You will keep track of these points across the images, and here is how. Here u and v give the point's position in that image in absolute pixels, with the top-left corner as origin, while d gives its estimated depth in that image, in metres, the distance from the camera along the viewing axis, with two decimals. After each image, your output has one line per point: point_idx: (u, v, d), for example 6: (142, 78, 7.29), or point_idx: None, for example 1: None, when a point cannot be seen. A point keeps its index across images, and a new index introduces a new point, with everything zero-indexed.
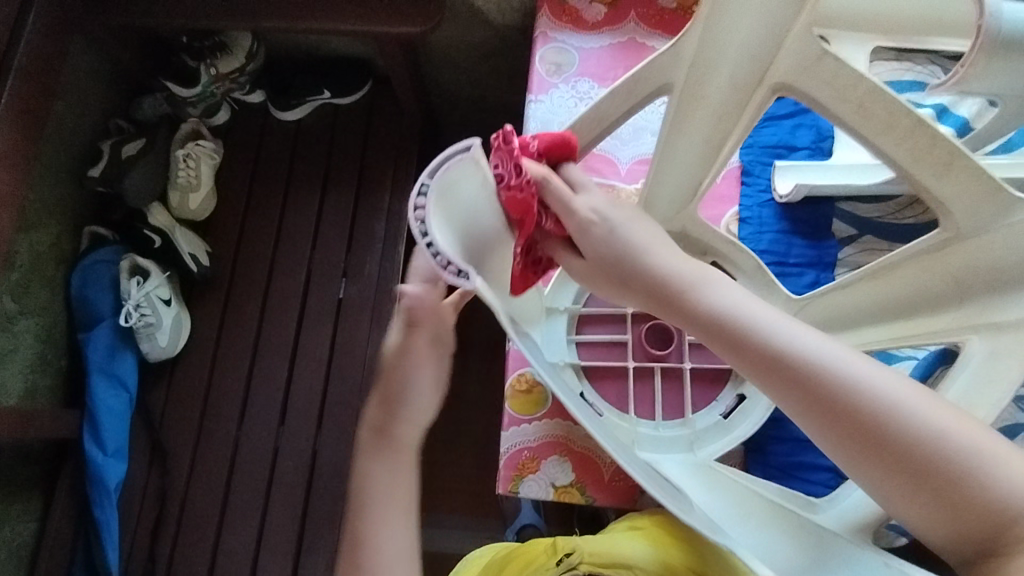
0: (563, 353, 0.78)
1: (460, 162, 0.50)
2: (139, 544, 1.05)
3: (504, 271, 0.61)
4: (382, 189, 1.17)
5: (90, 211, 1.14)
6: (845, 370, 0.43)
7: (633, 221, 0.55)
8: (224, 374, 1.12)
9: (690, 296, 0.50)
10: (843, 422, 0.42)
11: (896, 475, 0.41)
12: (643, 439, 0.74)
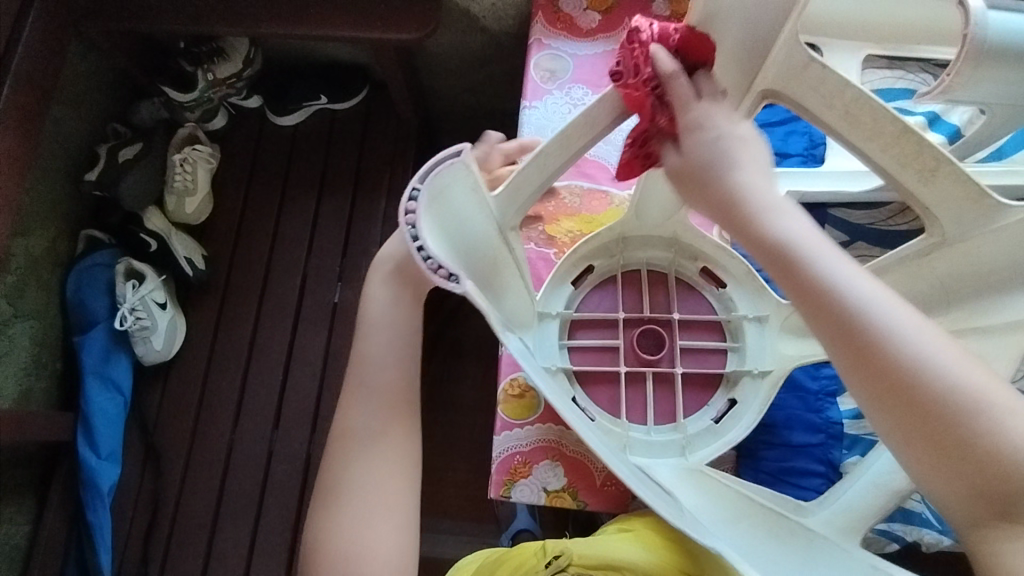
0: (555, 359, 0.75)
1: (448, 171, 0.55)
2: (132, 547, 1.05)
3: (500, 278, 0.63)
4: (378, 193, 1.18)
5: (86, 214, 1.14)
6: (891, 306, 0.41)
7: (725, 135, 0.49)
8: (219, 378, 1.12)
9: (764, 220, 0.45)
10: (867, 355, 0.41)
11: (908, 417, 0.39)
12: (636, 442, 0.73)
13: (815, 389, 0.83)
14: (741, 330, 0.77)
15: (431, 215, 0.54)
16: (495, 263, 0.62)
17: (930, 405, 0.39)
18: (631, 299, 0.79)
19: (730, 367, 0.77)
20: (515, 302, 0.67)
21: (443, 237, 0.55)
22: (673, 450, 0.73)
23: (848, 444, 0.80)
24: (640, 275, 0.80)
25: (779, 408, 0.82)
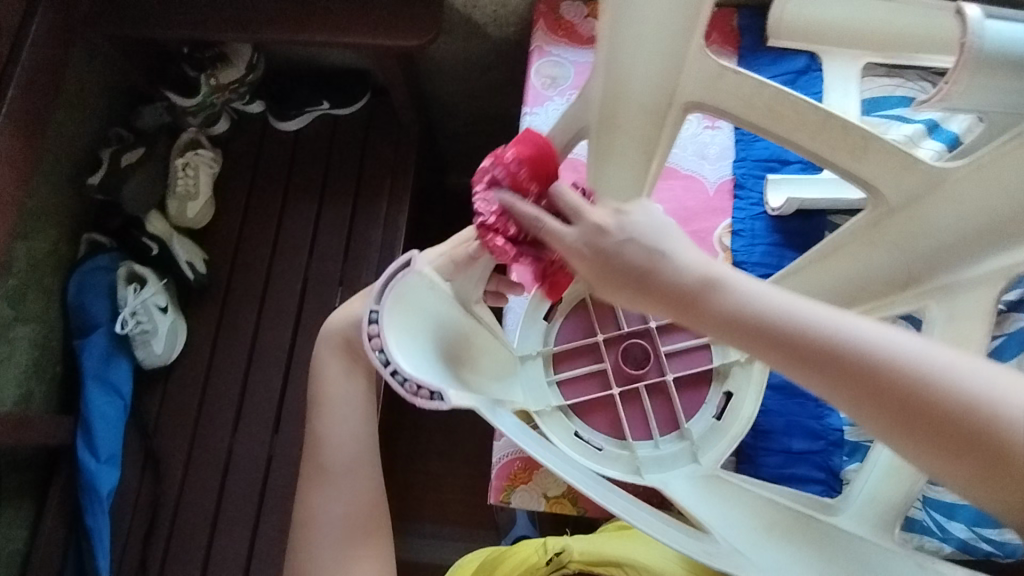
0: (548, 398, 0.79)
1: (405, 283, 0.58)
2: (130, 552, 1.05)
3: (475, 362, 0.66)
4: (380, 199, 1.18)
5: (88, 218, 1.14)
6: (875, 339, 0.38)
7: (630, 218, 0.48)
8: (219, 382, 1.12)
9: (710, 300, 0.43)
10: (868, 399, 0.38)
11: (946, 448, 0.36)
12: (646, 460, 0.75)
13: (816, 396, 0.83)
14: None
15: (398, 337, 0.55)
16: (466, 349, 0.64)
17: (958, 427, 0.35)
18: (604, 317, 0.84)
19: (716, 360, 0.81)
20: (495, 374, 0.70)
21: (417, 352, 0.56)
22: (683, 459, 0.75)
23: (848, 451, 0.80)
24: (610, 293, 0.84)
25: (778, 414, 0.82)
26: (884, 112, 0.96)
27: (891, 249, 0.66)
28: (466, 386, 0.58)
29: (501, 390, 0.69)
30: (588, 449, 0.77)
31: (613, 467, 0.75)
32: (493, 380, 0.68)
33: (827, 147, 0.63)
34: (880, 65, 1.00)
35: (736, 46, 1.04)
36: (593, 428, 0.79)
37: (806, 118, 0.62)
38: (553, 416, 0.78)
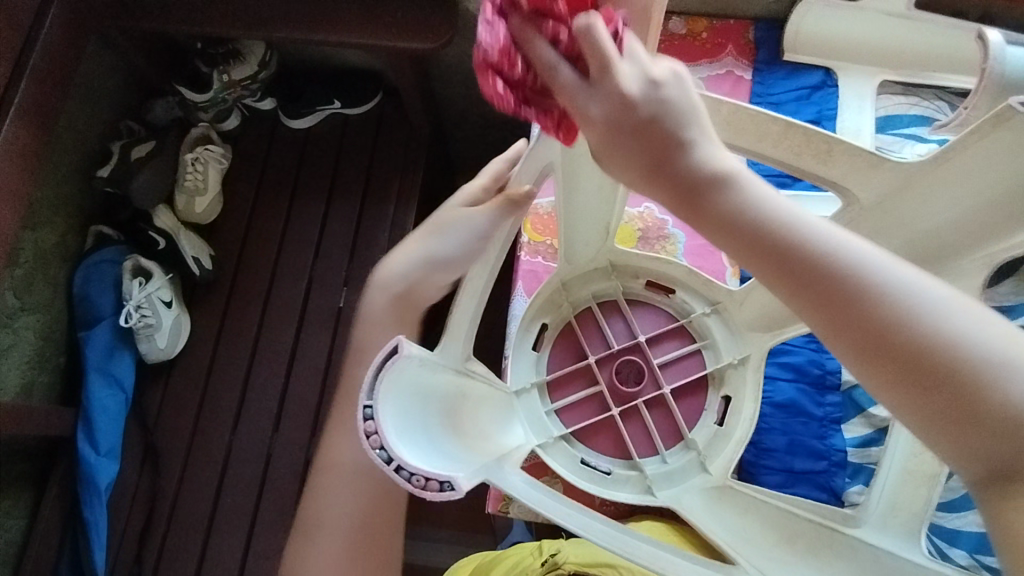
0: (549, 430, 0.77)
1: (400, 371, 0.47)
2: (126, 548, 1.04)
3: (470, 420, 0.58)
4: (388, 200, 1.18)
5: (97, 210, 1.14)
6: (866, 259, 0.40)
7: (665, 93, 0.44)
8: (221, 378, 1.12)
9: (723, 195, 0.42)
10: (843, 313, 0.39)
11: (898, 368, 0.39)
12: (657, 477, 0.76)
13: (820, 416, 0.82)
14: (707, 328, 0.82)
15: (398, 430, 0.46)
16: (457, 406, 0.56)
17: (920, 352, 0.38)
18: (591, 336, 0.83)
19: (709, 365, 0.81)
20: (484, 421, 0.62)
21: (417, 438, 0.47)
22: (694, 470, 0.75)
23: (851, 472, 0.79)
24: (593, 313, 0.83)
25: (780, 433, 0.82)
26: (894, 130, 0.95)
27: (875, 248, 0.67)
28: (471, 460, 0.51)
29: (500, 441, 0.62)
30: (595, 476, 0.76)
31: (624, 491, 0.75)
32: (484, 429, 0.61)
33: (838, 168, 0.63)
34: (897, 82, 0.99)
35: (751, 59, 1.02)
36: (597, 451, 0.79)
37: (816, 144, 0.61)
38: (557, 448, 0.78)
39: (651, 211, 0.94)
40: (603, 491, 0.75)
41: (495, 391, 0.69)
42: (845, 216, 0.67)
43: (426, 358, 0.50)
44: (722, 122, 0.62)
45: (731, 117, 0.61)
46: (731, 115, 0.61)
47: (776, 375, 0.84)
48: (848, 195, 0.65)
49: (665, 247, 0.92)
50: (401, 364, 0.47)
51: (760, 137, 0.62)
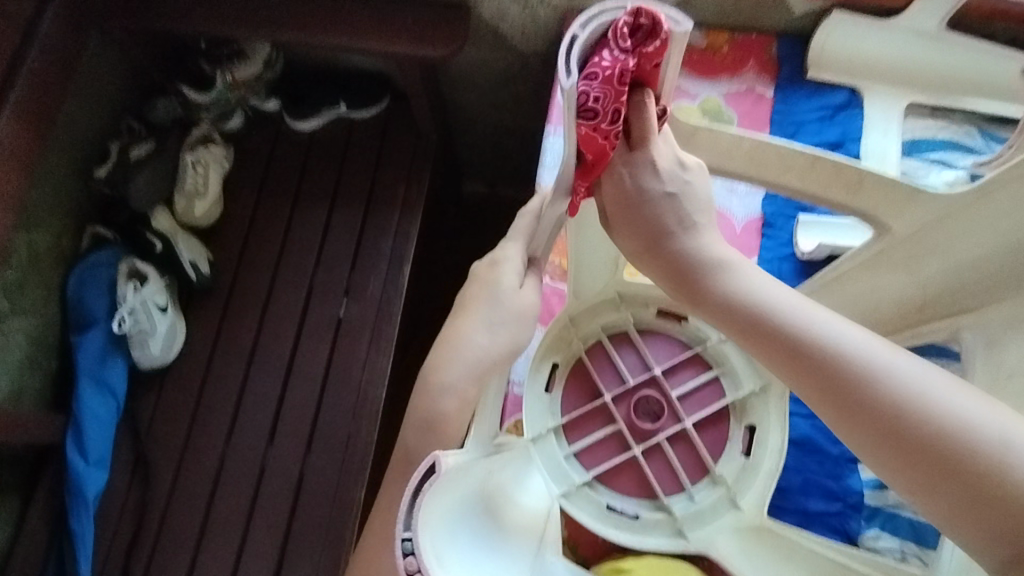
0: (571, 477, 0.74)
1: (439, 490, 0.47)
2: (112, 561, 1.01)
3: (509, 495, 0.58)
4: (392, 208, 1.15)
5: (94, 210, 1.12)
6: (869, 348, 0.46)
7: (679, 179, 0.56)
8: (215, 387, 1.09)
9: (715, 280, 0.54)
10: (840, 399, 0.46)
11: (906, 453, 0.43)
12: (687, 517, 0.73)
13: (836, 454, 0.79)
14: (724, 355, 0.79)
15: (439, 550, 0.47)
16: (497, 488, 0.56)
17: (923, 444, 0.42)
18: (603, 370, 0.79)
19: (729, 394, 0.78)
20: (522, 485, 0.63)
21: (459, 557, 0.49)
22: (724, 508, 0.73)
23: (867, 515, 0.76)
24: (604, 346, 0.79)
25: (795, 472, 0.78)
26: (924, 154, 0.91)
27: (903, 273, 0.63)
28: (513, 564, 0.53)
29: (536, 506, 0.63)
30: (623, 522, 0.73)
31: (655, 536, 0.72)
32: (523, 491, 0.62)
33: (865, 198, 0.59)
34: (926, 105, 0.95)
35: (774, 76, 0.98)
36: (621, 494, 0.75)
37: (846, 174, 0.58)
38: (580, 495, 0.74)
39: None
40: (635, 539, 0.72)
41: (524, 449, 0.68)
42: (872, 246, 0.63)
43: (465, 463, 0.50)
44: (740, 155, 0.59)
45: (750, 149, 0.59)
46: (750, 149, 0.59)
47: (793, 410, 0.80)
48: (877, 226, 0.61)
49: None
50: (438, 482, 0.47)
51: (782, 168, 0.59)
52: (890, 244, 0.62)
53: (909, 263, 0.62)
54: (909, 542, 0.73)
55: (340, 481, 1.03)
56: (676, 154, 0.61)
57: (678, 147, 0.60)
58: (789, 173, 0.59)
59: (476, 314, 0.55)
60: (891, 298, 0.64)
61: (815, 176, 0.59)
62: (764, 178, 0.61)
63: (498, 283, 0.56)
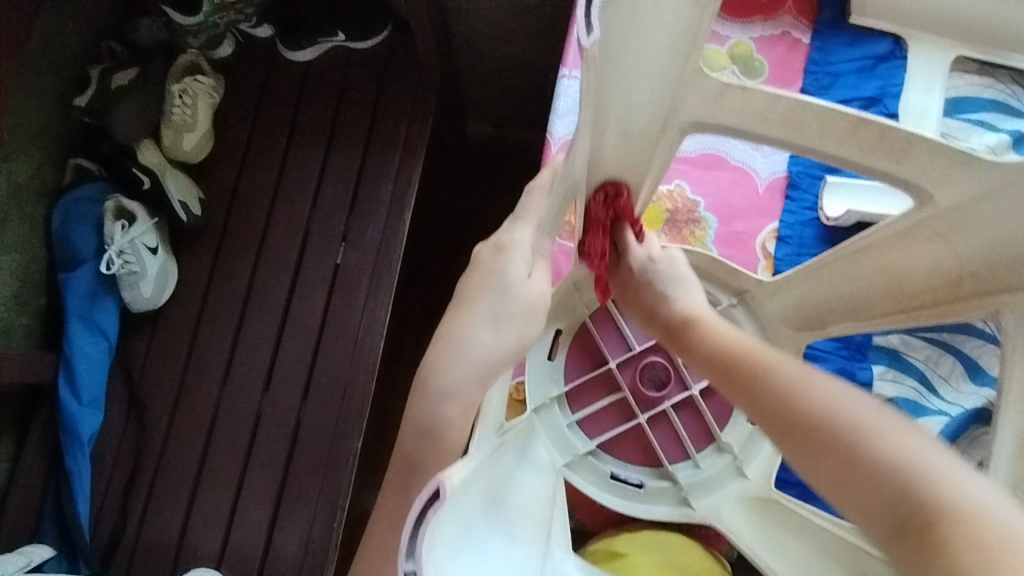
0: (575, 446, 0.74)
1: (449, 510, 0.35)
2: (110, 500, 1.02)
3: (506, 487, 0.49)
4: (393, 149, 1.08)
5: (76, 142, 1.06)
6: (862, 419, 0.45)
7: (671, 265, 0.68)
8: (209, 331, 1.06)
9: (686, 326, 0.62)
10: (832, 471, 0.44)
11: (893, 527, 0.39)
12: (692, 485, 0.73)
13: None
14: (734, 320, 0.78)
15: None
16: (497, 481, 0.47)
17: (830, 442, 0.45)
18: (608, 337, 0.78)
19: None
20: (518, 479, 0.53)
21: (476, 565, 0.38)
22: (730, 477, 0.72)
23: None
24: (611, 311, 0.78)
25: None
26: (964, 114, 0.85)
27: (936, 241, 0.57)
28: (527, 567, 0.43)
29: (531, 493, 0.54)
30: (627, 491, 0.73)
31: (659, 504, 0.73)
32: (521, 488, 0.52)
33: (910, 167, 0.53)
34: (973, 59, 0.87)
35: (812, 20, 0.90)
36: (625, 462, 0.75)
37: (890, 139, 0.52)
38: (584, 464, 0.74)
39: (683, 190, 0.86)
40: (639, 509, 0.73)
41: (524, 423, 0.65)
42: (912, 216, 0.58)
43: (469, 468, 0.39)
44: (775, 117, 0.54)
45: (788, 111, 0.53)
46: (788, 110, 0.52)
47: None
48: (921, 195, 0.56)
49: (693, 232, 0.84)
50: (448, 501, 0.35)
51: (820, 132, 0.53)
52: (935, 216, 0.56)
53: (947, 235, 0.56)
54: None
55: (336, 430, 1.01)
56: (703, 113, 0.55)
57: (707, 106, 0.54)
58: (829, 137, 0.54)
59: (479, 308, 0.52)
60: (925, 268, 0.59)
61: (857, 141, 0.53)
62: (800, 142, 0.55)
63: (505, 273, 0.53)
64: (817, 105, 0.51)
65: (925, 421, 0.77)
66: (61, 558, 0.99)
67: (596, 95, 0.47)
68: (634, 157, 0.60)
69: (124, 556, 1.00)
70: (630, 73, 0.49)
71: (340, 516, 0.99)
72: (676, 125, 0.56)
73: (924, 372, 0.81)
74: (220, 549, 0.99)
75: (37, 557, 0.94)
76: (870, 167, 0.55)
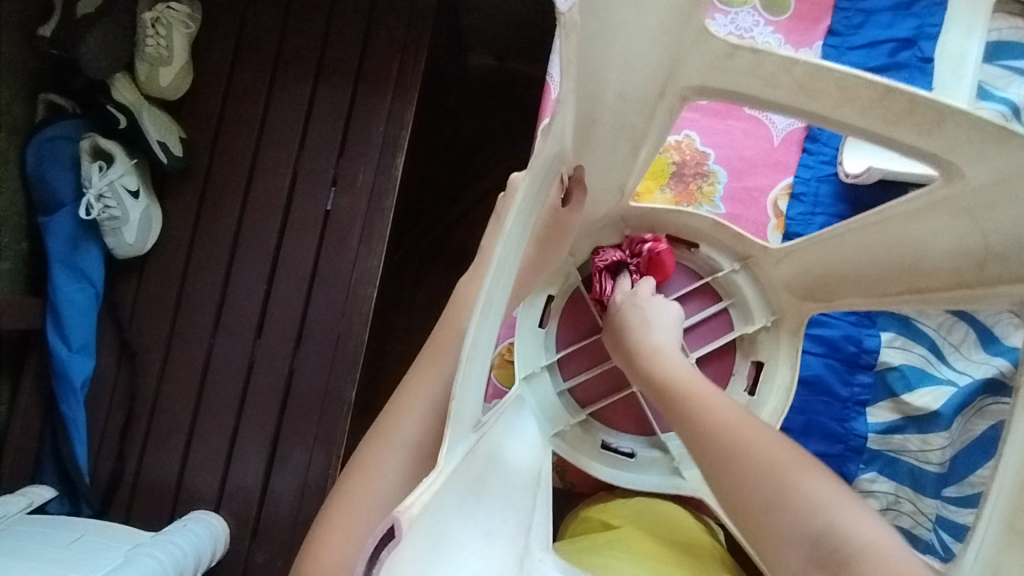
0: (565, 416, 0.75)
1: (409, 542, 0.33)
2: (107, 444, 1.02)
3: (486, 477, 0.47)
4: (384, 87, 1.01)
5: (48, 76, 1.00)
6: (787, 458, 0.49)
7: (650, 304, 0.69)
8: (198, 277, 1.03)
9: (648, 353, 0.63)
10: (750, 505, 0.48)
11: (812, 561, 0.43)
12: (684, 455, 0.74)
13: (844, 397, 0.80)
14: (735, 285, 0.76)
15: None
16: (478, 475, 0.45)
17: (763, 495, 0.47)
18: None
19: (737, 326, 0.77)
20: (499, 470, 0.51)
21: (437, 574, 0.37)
22: None
23: (867, 459, 0.78)
24: None
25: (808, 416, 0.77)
26: (1004, 61, 0.79)
27: (964, 219, 0.52)
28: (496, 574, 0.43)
29: (514, 486, 0.53)
30: (616, 460, 0.76)
31: (649, 474, 0.74)
32: (500, 478, 0.50)
33: (940, 142, 0.47)
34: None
35: None
36: (617, 431, 0.77)
37: (920, 112, 0.44)
38: (575, 433, 0.76)
39: (693, 140, 0.80)
40: (627, 478, 0.75)
41: (512, 399, 0.64)
42: (936, 190, 0.52)
43: (438, 485, 0.36)
44: (788, 83, 0.47)
45: (802, 78, 0.46)
46: (803, 76, 0.45)
47: (806, 348, 0.81)
48: (949, 170, 0.49)
49: (701, 187, 0.79)
50: (407, 536, 0.32)
51: (840, 100, 0.46)
52: (958, 193, 0.50)
53: (972, 212, 0.50)
54: (905, 487, 0.77)
55: (329, 380, 1.00)
56: (708, 77, 0.48)
57: (712, 70, 0.47)
58: (848, 107, 0.47)
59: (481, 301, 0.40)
60: (942, 248, 0.54)
61: (882, 112, 0.46)
62: (819, 112, 0.48)
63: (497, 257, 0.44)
64: (838, 71, 0.44)
65: (930, 391, 0.77)
66: (64, 498, 1.01)
67: (580, 65, 0.41)
68: (627, 122, 0.54)
69: (125, 497, 1.01)
70: (623, 27, 0.42)
71: (335, 466, 0.98)
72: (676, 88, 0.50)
73: (936, 340, 0.79)
74: (218, 491, 1.00)
75: (38, 499, 0.96)
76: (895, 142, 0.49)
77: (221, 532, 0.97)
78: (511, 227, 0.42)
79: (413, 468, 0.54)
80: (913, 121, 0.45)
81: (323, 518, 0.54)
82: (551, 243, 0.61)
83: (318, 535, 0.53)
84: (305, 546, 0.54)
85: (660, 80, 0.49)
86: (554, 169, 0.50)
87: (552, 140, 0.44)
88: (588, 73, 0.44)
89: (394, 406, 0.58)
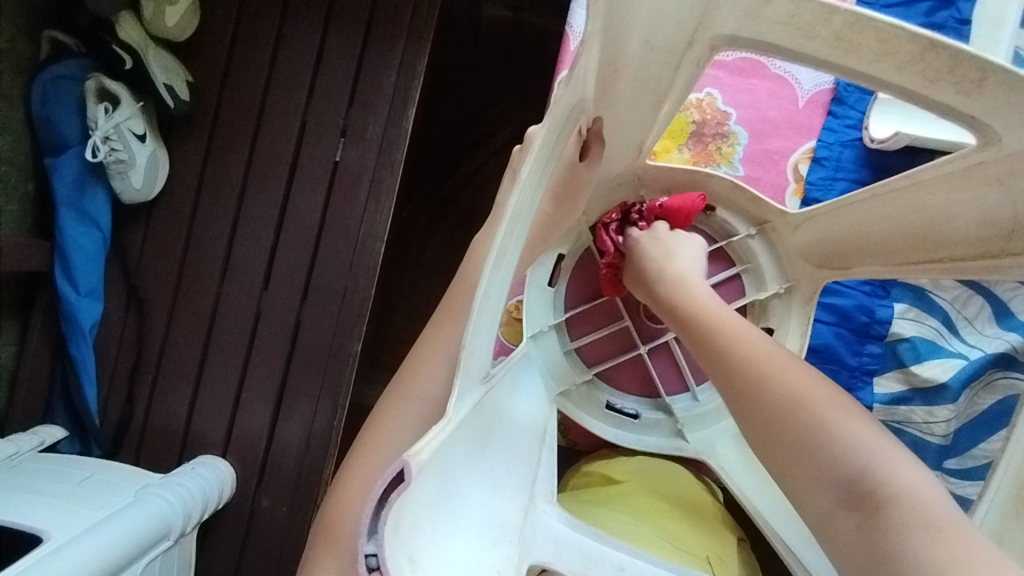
0: (572, 375, 0.75)
1: (417, 487, 0.33)
2: (116, 388, 1.03)
3: (493, 430, 0.48)
4: (396, 35, 0.98)
5: (51, 13, 0.97)
6: (823, 399, 0.50)
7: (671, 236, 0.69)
8: (206, 224, 1.02)
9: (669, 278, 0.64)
10: (775, 440, 0.50)
11: (843, 501, 0.46)
12: (688, 419, 0.74)
13: (853, 365, 0.80)
14: (750, 251, 0.76)
15: (418, 562, 0.33)
16: (486, 425, 0.46)
17: (790, 431, 0.49)
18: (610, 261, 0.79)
19: (750, 292, 0.76)
20: (505, 423, 0.51)
21: (444, 525, 0.37)
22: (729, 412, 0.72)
23: None
24: None
25: None
26: None
27: (998, 188, 0.50)
28: (503, 530, 0.44)
29: (519, 442, 0.53)
30: (620, 421, 0.76)
31: (654, 436, 0.75)
32: (504, 429, 0.50)
33: (981, 106, 0.44)
34: None
35: None
36: (623, 392, 0.78)
37: (962, 69, 0.41)
38: (580, 393, 0.76)
39: (714, 99, 0.77)
40: (633, 440, 0.75)
41: (520, 359, 0.64)
42: (972, 156, 0.50)
43: (448, 432, 0.36)
44: (826, 34, 0.44)
45: (843, 30, 0.43)
46: (842, 27, 0.42)
47: (818, 316, 0.80)
48: (986, 133, 0.47)
49: (720, 148, 0.77)
50: (415, 481, 0.32)
51: (879, 54, 0.44)
52: (997, 159, 0.48)
53: (1007, 181, 0.48)
54: None
55: (336, 332, 1.00)
56: (740, 24, 0.46)
57: (742, 19, 0.45)
58: (886, 63, 0.45)
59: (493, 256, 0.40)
60: (971, 219, 0.53)
61: (922, 68, 0.43)
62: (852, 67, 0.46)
63: None
64: (880, 21, 0.41)
65: (939, 363, 0.78)
66: (74, 438, 1.03)
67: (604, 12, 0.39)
68: (652, 72, 0.52)
69: (134, 439, 1.03)
70: None
71: (340, 416, 1.00)
72: (705, 36, 0.48)
73: (949, 313, 0.79)
74: (225, 437, 1.02)
75: (50, 438, 0.98)
76: (931, 102, 0.46)
77: (227, 476, 0.99)
78: (528, 174, 0.41)
79: (429, 420, 0.55)
80: (955, 82, 0.43)
81: (343, 468, 0.56)
82: (570, 199, 0.60)
83: (337, 483, 0.55)
84: (327, 494, 0.56)
85: (686, 30, 0.47)
86: (575, 118, 0.48)
87: (573, 85, 0.42)
88: (614, 19, 0.42)
89: (411, 360, 0.58)
